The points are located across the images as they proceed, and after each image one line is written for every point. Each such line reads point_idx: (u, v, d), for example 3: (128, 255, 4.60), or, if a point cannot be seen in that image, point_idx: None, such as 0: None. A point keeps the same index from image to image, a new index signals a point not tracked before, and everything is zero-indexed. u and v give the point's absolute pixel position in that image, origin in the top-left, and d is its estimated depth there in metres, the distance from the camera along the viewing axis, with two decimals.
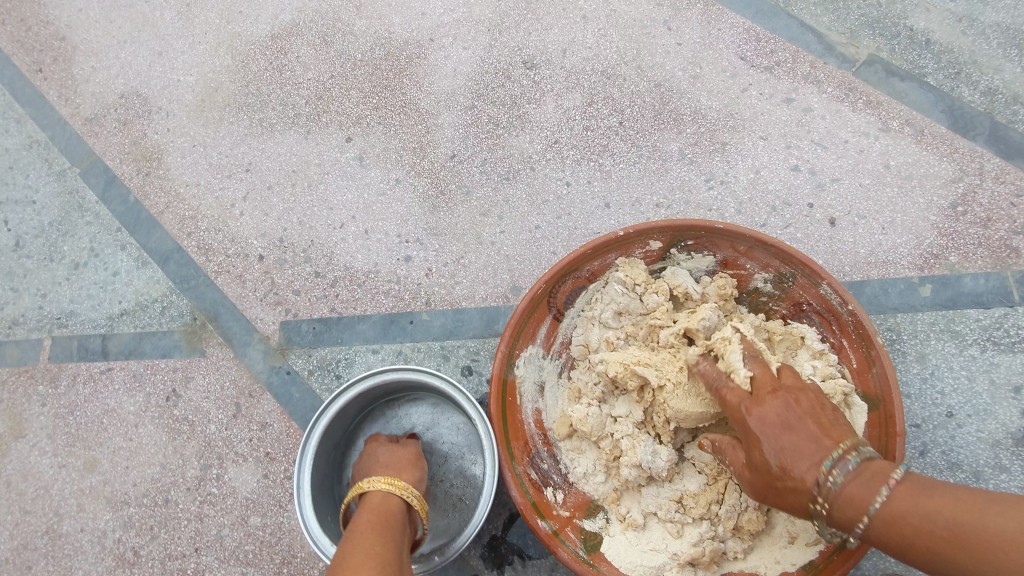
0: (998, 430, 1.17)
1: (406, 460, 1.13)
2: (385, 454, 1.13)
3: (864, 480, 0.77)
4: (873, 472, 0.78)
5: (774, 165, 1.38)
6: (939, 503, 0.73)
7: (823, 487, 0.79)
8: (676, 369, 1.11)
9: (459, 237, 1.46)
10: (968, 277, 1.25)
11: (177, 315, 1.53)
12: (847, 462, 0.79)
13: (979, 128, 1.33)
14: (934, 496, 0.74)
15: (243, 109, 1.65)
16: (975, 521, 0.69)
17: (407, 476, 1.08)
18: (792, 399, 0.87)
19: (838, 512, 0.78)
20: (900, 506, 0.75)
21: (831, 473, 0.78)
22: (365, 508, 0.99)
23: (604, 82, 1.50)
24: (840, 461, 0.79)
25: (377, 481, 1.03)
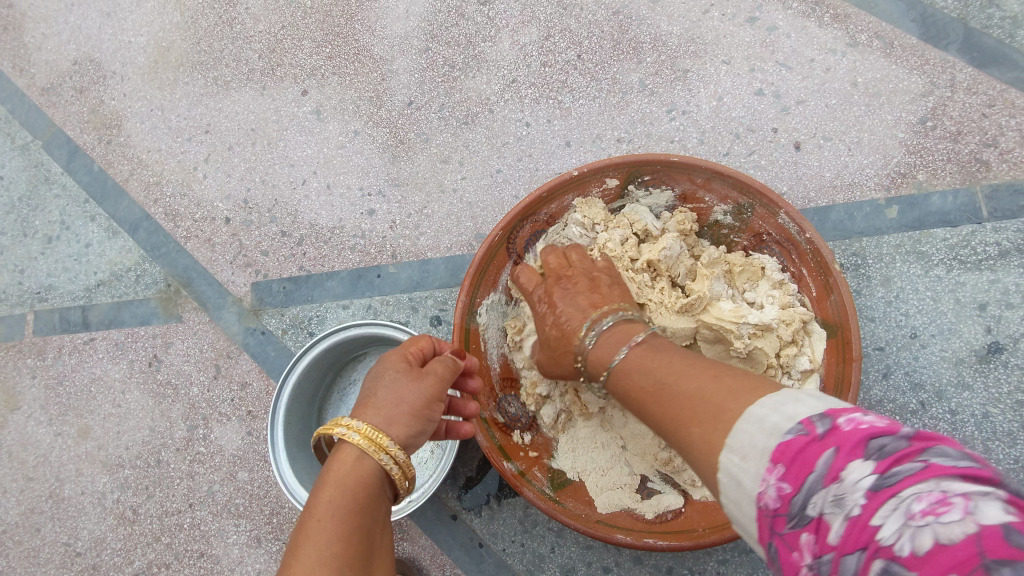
0: (961, 348, 1.16)
1: (428, 414, 0.81)
2: (405, 384, 0.81)
3: (613, 336, 0.89)
4: (620, 332, 0.89)
5: (737, 91, 1.33)
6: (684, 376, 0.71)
7: (581, 346, 0.92)
8: (656, 291, 1.14)
9: (420, 186, 1.44)
10: (936, 195, 1.22)
11: (151, 283, 1.54)
12: (601, 324, 0.92)
13: (951, 36, 1.26)
14: (663, 354, 0.79)
15: (197, 68, 1.61)
16: (696, 387, 0.67)
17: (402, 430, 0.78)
18: (573, 282, 1.01)
19: (594, 365, 0.90)
20: (641, 365, 0.79)
21: (588, 335, 0.92)
22: (338, 461, 0.73)
23: (560, 14, 1.43)
24: (596, 324, 0.92)
25: (376, 441, 0.74)
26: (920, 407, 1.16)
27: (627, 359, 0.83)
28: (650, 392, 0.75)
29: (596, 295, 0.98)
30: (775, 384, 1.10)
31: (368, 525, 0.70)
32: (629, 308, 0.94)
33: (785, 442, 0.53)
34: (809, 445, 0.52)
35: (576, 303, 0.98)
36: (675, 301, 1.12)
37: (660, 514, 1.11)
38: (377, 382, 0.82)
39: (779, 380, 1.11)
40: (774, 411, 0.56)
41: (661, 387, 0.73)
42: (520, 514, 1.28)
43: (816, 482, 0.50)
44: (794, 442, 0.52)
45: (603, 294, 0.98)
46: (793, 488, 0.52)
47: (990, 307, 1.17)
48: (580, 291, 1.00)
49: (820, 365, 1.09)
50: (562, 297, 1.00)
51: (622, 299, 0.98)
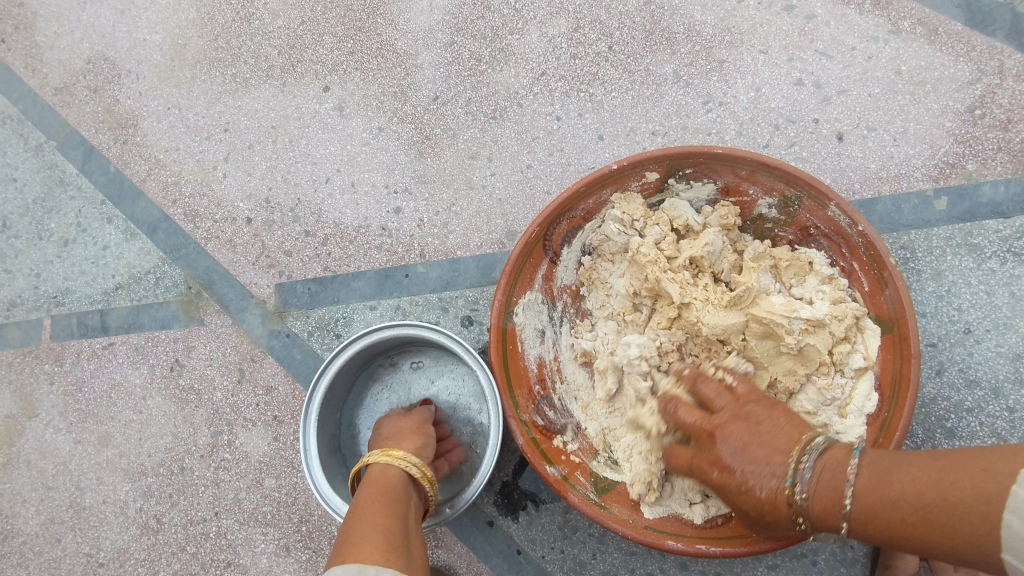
0: (1018, 343, 1.13)
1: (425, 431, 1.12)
2: (403, 423, 1.15)
3: (823, 478, 0.74)
4: (829, 468, 0.75)
5: (775, 81, 1.29)
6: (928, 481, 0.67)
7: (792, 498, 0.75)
8: (699, 287, 1.09)
9: (448, 183, 1.40)
10: (987, 185, 1.18)
11: (171, 285, 1.50)
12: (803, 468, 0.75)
13: (998, 22, 1.23)
14: (905, 467, 0.70)
15: (214, 65, 1.57)
16: (964, 479, 0.64)
17: (409, 445, 1.06)
18: (733, 433, 0.82)
19: (819, 520, 0.75)
20: (876, 485, 0.71)
21: (795, 491, 0.75)
22: (373, 473, 1.01)
23: (590, 4, 1.40)
24: (799, 474, 0.75)
25: (394, 453, 1.03)
26: (976, 404, 1.12)
27: (860, 493, 0.72)
28: (915, 519, 0.67)
29: (769, 439, 0.79)
30: (828, 383, 1.06)
31: (400, 513, 0.92)
32: (812, 436, 0.78)
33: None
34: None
35: (751, 453, 0.79)
36: (722, 298, 1.08)
37: (710, 519, 1.06)
38: (382, 440, 1.10)
39: (832, 378, 1.07)
40: None
41: (922, 508, 0.66)
42: (560, 520, 1.24)
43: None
44: None
45: (774, 434, 0.80)
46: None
47: None
48: (750, 424, 0.82)
49: (874, 363, 1.05)
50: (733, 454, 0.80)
51: (793, 425, 0.81)
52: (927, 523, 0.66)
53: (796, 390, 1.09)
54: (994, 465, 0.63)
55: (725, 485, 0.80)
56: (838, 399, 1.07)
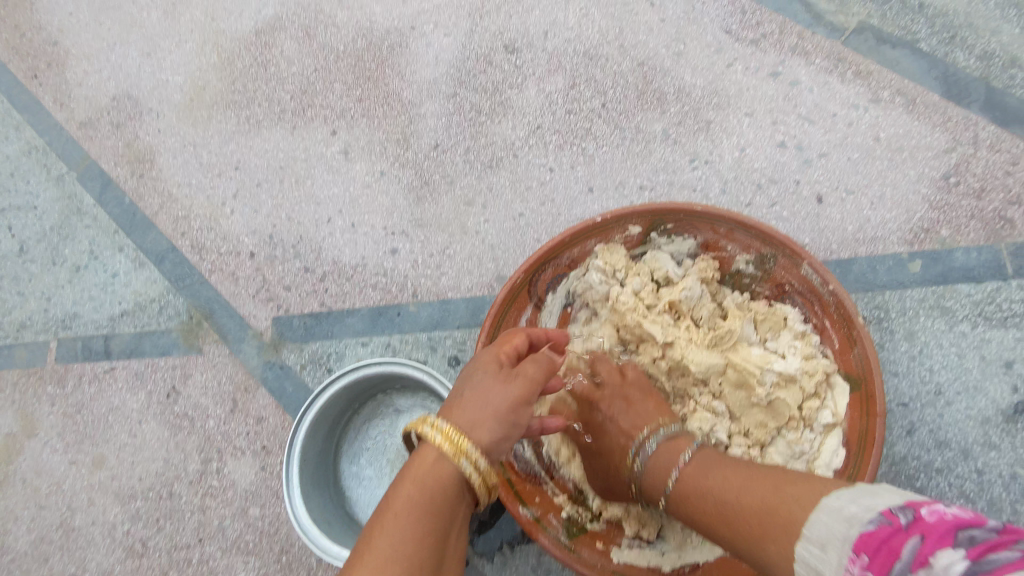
0: (987, 407, 1.15)
1: (513, 419, 0.82)
2: (493, 386, 0.83)
3: (662, 456, 0.97)
4: (670, 448, 0.97)
5: (759, 143, 1.34)
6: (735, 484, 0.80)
7: (633, 470, 1.00)
8: (681, 329, 1.16)
9: (443, 227, 1.46)
10: (960, 251, 1.22)
11: (173, 314, 1.56)
12: (648, 445, 1.00)
13: (974, 94, 1.28)
14: (720, 473, 0.85)
15: (231, 107, 1.66)
16: (760, 497, 0.74)
17: (483, 430, 0.79)
18: (609, 406, 1.08)
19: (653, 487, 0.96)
20: (699, 486, 0.86)
21: (639, 451, 1.00)
22: (420, 459, 0.77)
23: (586, 64, 1.47)
24: (642, 448, 1.00)
25: (458, 444, 0.76)
26: (946, 466, 1.14)
27: (682, 478, 0.91)
28: (713, 513, 0.81)
29: (634, 414, 1.06)
30: (797, 438, 1.09)
31: (438, 531, 0.72)
32: (668, 423, 1.03)
33: (867, 533, 0.58)
34: (893, 534, 0.57)
35: (620, 422, 1.06)
36: (694, 349, 1.13)
37: (678, 567, 1.10)
38: (466, 382, 0.85)
39: (801, 433, 1.10)
40: (852, 503, 0.63)
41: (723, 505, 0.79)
42: (534, 562, 1.26)
43: (904, 569, 0.54)
44: (878, 531, 0.58)
45: (643, 412, 1.06)
46: (877, 575, 0.56)
47: (1017, 365, 1.16)
48: (618, 409, 1.07)
49: (842, 420, 1.08)
50: (609, 421, 1.07)
51: (660, 415, 1.05)
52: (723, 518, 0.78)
53: (767, 442, 1.12)
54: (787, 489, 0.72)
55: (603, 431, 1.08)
56: (806, 454, 1.10)
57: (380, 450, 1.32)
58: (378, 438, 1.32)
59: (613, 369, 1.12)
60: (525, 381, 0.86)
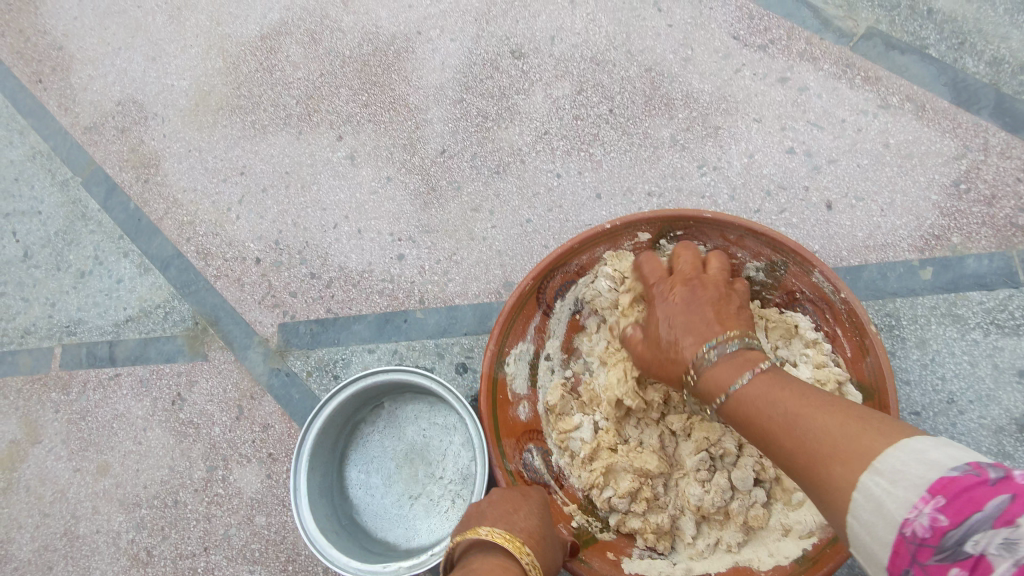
0: (1001, 416, 1.14)
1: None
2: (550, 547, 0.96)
3: (731, 363, 0.85)
4: (745, 359, 0.85)
5: (768, 149, 1.34)
6: (809, 411, 0.72)
7: (698, 359, 0.89)
8: None
9: (450, 233, 1.45)
10: (971, 258, 1.21)
11: (179, 320, 1.55)
12: (728, 346, 0.87)
13: (983, 101, 1.28)
14: (784, 390, 0.77)
15: (236, 112, 1.65)
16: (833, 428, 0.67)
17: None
18: (691, 290, 0.97)
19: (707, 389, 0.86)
20: (765, 395, 0.78)
21: (708, 352, 0.88)
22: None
23: (593, 69, 1.46)
24: (720, 346, 0.87)
25: None
26: None
27: (754, 380, 0.81)
28: (778, 423, 0.74)
29: (718, 313, 0.93)
30: None
31: None
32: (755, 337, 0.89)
33: (949, 477, 0.54)
34: (977, 486, 0.52)
35: (694, 313, 0.94)
36: None
37: None
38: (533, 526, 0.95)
39: None
40: (934, 449, 0.58)
41: (792, 419, 0.72)
42: None
43: (983, 522, 0.51)
44: (961, 478, 0.53)
45: (723, 314, 0.93)
46: (950, 522, 0.53)
47: None
48: (693, 301, 0.95)
49: None
50: (682, 303, 0.95)
51: (743, 324, 0.92)
52: (789, 430, 0.72)
53: None
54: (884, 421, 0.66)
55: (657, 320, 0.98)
56: None
57: (387, 457, 1.31)
58: (385, 446, 1.31)
59: (690, 256, 1.02)
60: (540, 516, 1.00)
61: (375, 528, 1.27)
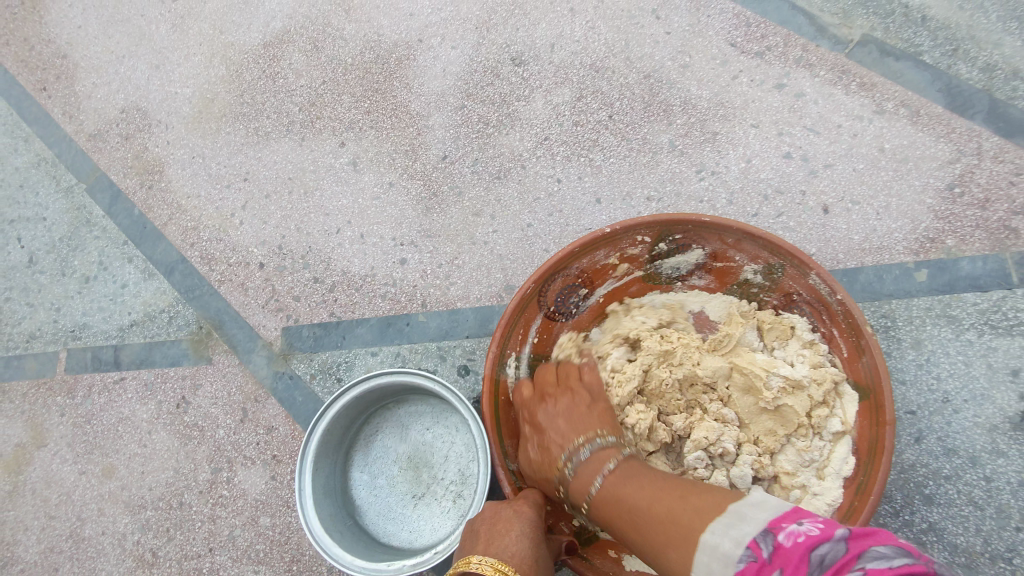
0: (995, 414, 1.15)
1: None
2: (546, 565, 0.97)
3: (590, 464, 0.95)
4: (596, 459, 0.95)
5: (765, 153, 1.36)
6: (648, 492, 0.84)
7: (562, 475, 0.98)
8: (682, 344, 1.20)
9: (452, 237, 1.47)
10: (966, 260, 1.23)
11: (183, 324, 1.57)
12: (580, 454, 0.97)
13: (976, 106, 1.30)
14: (642, 484, 0.87)
15: (240, 119, 1.67)
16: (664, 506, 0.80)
17: None
18: (555, 402, 1.07)
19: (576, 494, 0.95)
20: (616, 492, 0.88)
21: (568, 464, 0.97)
22: None
23: (592, 76, 1.49)
24: (574, 455, 0.97)
25: None
26: (955, 473, 1.15)
27: (605, 486, 0.91)
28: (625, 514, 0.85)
29: (575, 415, 1.03)
30: (806, 445, 1.10)
31: None
32: (606, 434, 0.98)
33: (739, 572, 0.64)
34: (761, 567, 0.63)
35: (556, 422, 1.04)
36: (695, 356, 1.17)
37: None
38: (528, 545, 0.96)
39: (810, 441, 1.10)
40: (723, 536, 0.69)
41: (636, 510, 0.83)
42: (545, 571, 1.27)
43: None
44: (749, 567, 0.64)
45: (586, 417, 1.03)
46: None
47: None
48: (558, 410, 1.06)
49: (852, 428, 1.08)
50: (546, 420, 1.05)
51: (601, 422, 1.02)
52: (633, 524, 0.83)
53: (776, 451, 1.12)
54: (690, 497, 0.79)
55: (536, 445, 1.05)
56: (816, 461, 1.10)
57: (390, 459, 1.32)
58: (388, 447, 1.33)
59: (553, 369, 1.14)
60: (533, 535, 0.98)
61: (378, 528, 1.28)
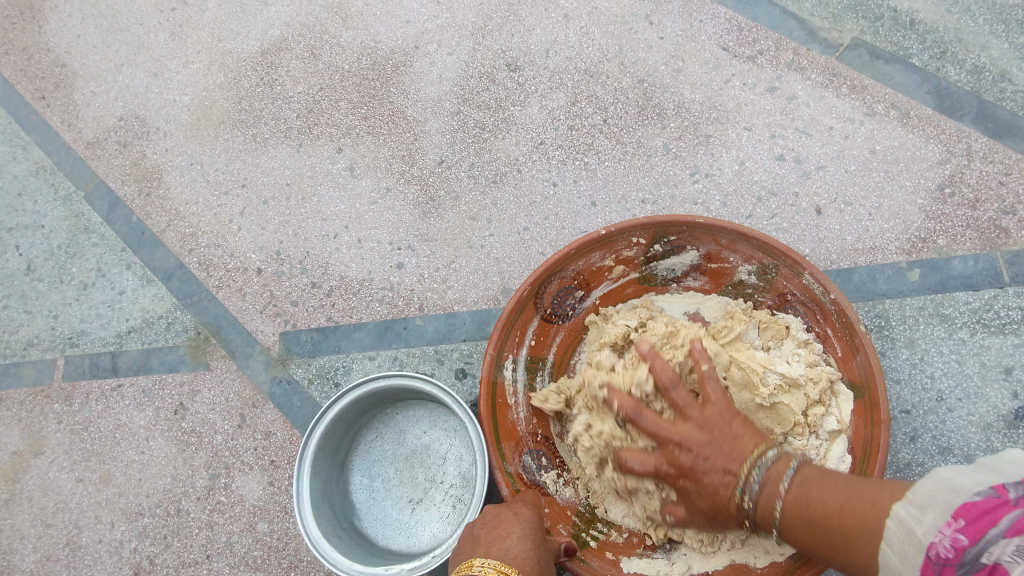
0: (989, 412, 1.17)
1: None
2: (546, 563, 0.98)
3: (768, 486, 0.81)
4: (774, 479, 0.81)
5: (758, 156, 1.37)
6: (838, 502, 0.72)
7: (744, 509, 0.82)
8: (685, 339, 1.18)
9: (449, 241, 1.48)
10: (957, 260, 1.24)
11: (181, 330, 1.57)
12: (753, 480, 0.82)
13: (966, 107, 1.32)
14: (827, 490, 0.76)
15: (237, 126, 1.69)
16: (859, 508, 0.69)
17: None
18: (693, 441, 0.87)
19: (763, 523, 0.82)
20: (807, 510, 0.76)
21: (744, 498, 0.82)
22: None
23: (587, 81, 1.50)
24: (748, 487, 0.82)
25: None
26: None
27: (790, 508, 0.78)
28: (821, 531, 0.73)
29: (722, 440, 0.87)
30: (803, 444, 1.10)
31: None
32: (765, 450, 0.84)
33: (971, 502, 0.59)
34: (998, 506, 0.57)
35: (700, 450, 0.87)
36: (702, 340, 1.14)
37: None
38: (528, 546, 0.96)
39: (807, 440, 1.11)
40: (961, 476, 0.61)
41: (828, 519, 0.73)
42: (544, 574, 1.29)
43: (997, 535, 0.55)
44: (982, 501, 0.58)
45: (730, 439, 0.87)
46: (970, 539, 0.57)
47: (1016, 371, 1.17)
48: (710, 436, 0.87)
49: (847, 426, 1.09)
50: (693, 459, 0.87)
51: (746, 433, 0.88)
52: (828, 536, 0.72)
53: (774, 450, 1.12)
54: (884, 501, 0.67)
55: (690, 490, 0.88)
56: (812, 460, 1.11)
57: (388, 463, 1.32)
58: (386, 452, 1.33)
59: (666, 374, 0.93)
60: (534, 537, 0.99)
61: (376, 533, 1.28)
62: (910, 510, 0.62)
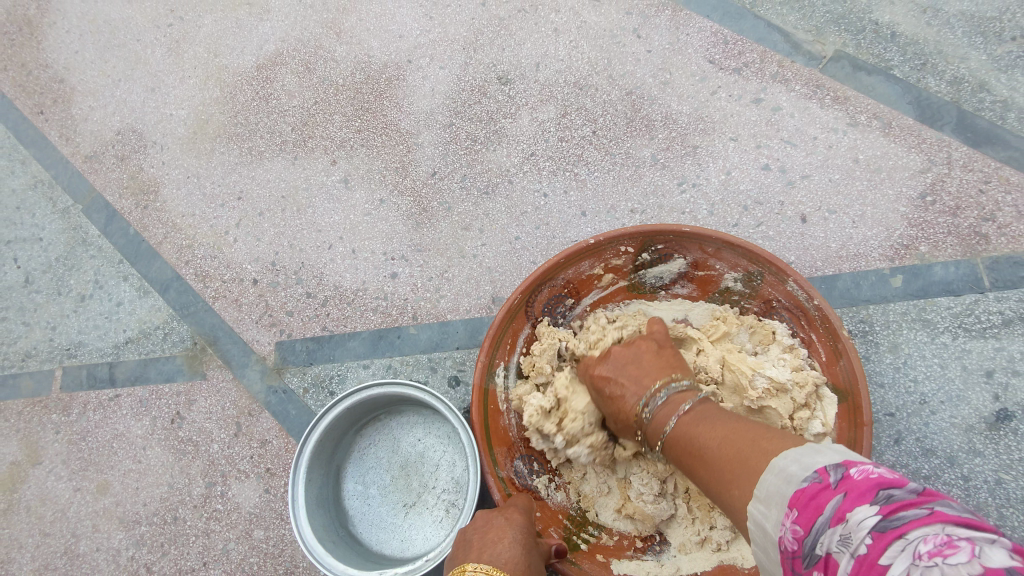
0: (971, 415, 1.19)
1: None
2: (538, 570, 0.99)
3: (667, 406, 0.92)
4: (674, 402, 0.92)
5: (744, 166, 1.40)
6: (723, 434, 0.79)
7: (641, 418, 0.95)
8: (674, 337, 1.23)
9: (442, 251, 1.51)
10: (939, 265, 1.27)
11: (178, 340, 1.59)
12: (657, 398, 0.94)
13: (946, 117, 1.35)
14: (720, 418, 0.84)
15: (234, 139, 1.71)
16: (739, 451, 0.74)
17: None
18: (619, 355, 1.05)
19: (651, 435, 0.93)
20: (690, 430, 0.85)
21: (645, 408, 0.94)
22: None
23: (576, 93, 1.53)
24: (652, 399, 0.94)
25: None
26: (933, 473, 1.18)
27: (680, 426, 0.88)
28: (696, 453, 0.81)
29: (645, 365, 1.00)
30: None
31: None
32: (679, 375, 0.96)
33: (799, 489, 0.61)
34: (822, 491, 0.59)
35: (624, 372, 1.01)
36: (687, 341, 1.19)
37: None
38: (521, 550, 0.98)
39: None
40: (794, 462, 0.64)
41: (707, 451, 0.79)
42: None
43: (825, 523, 0.57)
44: (808, 488, 0.60)
45: (652, 367, 1.00)
46: (804, 529, 0.59)
47: (997, 374, 1.20)
48: (630, 361, 1.03)
49: (832, 429, 1.11)
50: (614, 372, 1.02)
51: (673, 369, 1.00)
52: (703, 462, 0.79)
53: None
54: (762, 440, 0.73)
55: (604, 394, 1.03)
56: None
57: (383, 470, 1.34)
58: (380, 459, 1.35)
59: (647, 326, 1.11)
60: (525, 543, 1.00)
61: (371, 539, 1.29)
62: (757, 507, 0.65)
